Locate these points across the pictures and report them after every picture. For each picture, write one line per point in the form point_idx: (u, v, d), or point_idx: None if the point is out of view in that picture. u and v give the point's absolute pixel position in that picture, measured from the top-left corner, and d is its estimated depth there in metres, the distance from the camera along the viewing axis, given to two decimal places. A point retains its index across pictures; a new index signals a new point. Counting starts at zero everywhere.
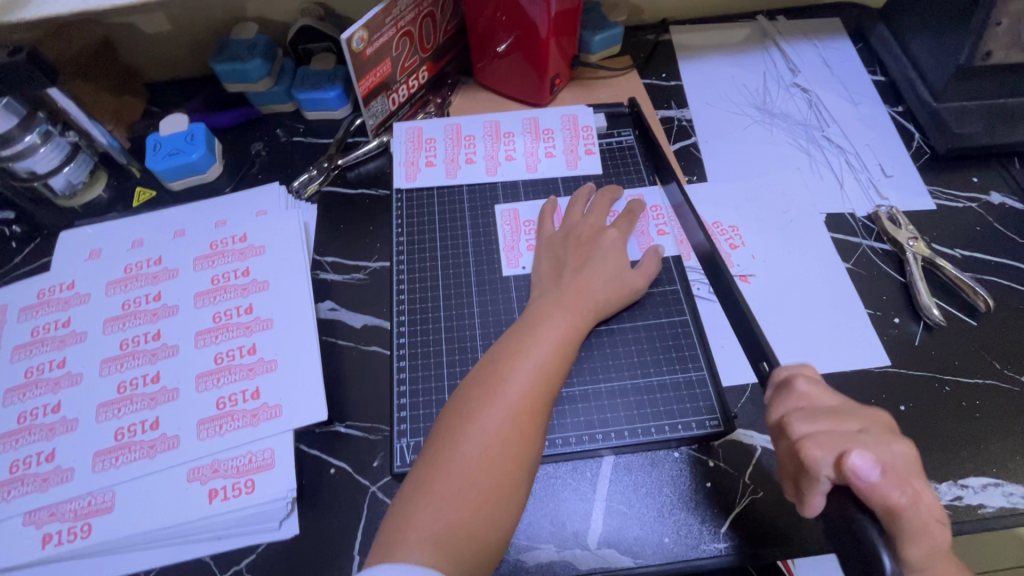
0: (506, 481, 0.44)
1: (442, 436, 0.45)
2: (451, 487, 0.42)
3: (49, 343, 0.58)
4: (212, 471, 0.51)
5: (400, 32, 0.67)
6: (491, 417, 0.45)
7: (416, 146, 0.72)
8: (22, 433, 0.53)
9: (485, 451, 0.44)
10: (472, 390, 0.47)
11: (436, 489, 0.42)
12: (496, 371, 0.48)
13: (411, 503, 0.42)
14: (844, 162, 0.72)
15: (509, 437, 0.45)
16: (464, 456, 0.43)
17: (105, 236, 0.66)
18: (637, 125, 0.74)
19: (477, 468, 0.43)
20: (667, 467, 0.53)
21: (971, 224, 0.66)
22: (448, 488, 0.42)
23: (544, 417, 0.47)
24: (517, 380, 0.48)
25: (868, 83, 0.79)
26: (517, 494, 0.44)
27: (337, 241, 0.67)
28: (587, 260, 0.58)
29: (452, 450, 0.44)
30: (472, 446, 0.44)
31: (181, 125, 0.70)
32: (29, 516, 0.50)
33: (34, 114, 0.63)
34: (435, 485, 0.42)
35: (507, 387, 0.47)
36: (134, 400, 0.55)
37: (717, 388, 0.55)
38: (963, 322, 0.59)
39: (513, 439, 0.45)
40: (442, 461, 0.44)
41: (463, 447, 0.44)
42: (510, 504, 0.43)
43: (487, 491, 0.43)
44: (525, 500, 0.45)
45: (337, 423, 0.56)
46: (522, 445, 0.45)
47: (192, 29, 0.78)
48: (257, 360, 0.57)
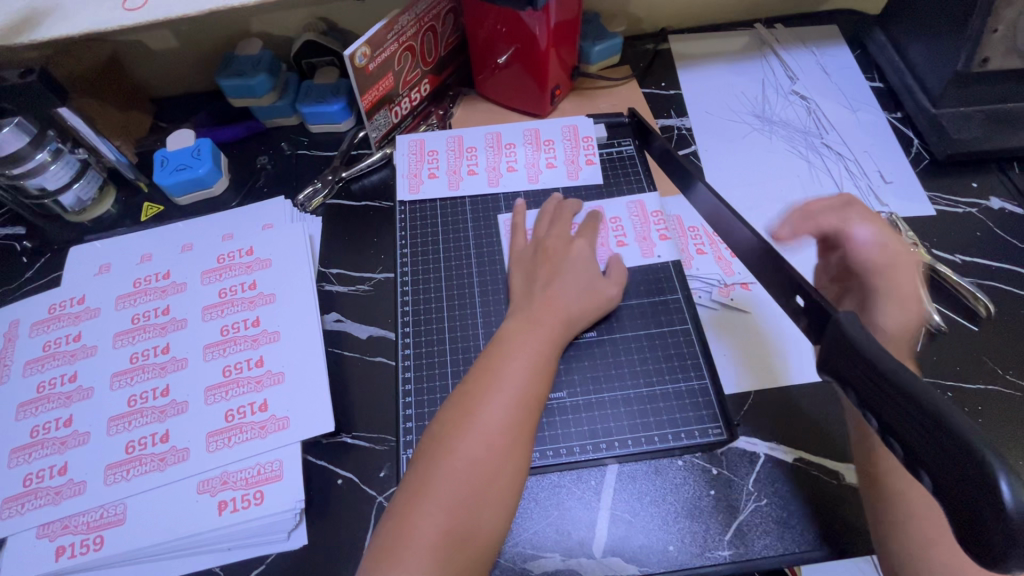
0: (486, 503, 0.44)
1: (419, 463, 0.46)
2: (428, 514, 0.43)
3: (61, 357, 0.59)
4: (221, 483, 0.52)
5: (402, 47, 0.68)
6: (463, 442, 0.45)
7: (419, 159, 0.73)
8: (35, 446, 0.54)
9: (461, 477, 0.44)
10: (446, 414, 0.48)
11: (412, 518, 0.43)
12: (472, 392, 0.49)
13: (391, 531, 0.43)
14: (843, 168, 0.72)
15: (485, 460, 0.45)
16: (440, 482, 0.44)
17: (115, 250, 0.67)
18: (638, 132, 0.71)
19: (455, 494, 0.44)
20: (671, 475, 0.53)
21: (971, 229, 0.66)
22: (426, 514, 0.43)
23: (527, 434, 0.47)
24: (489, 401, 0.47)
25: (867, 90, 0.79)
26: (498, 514, 0.44)
27: (342, 253, 0.68)
28: (585, 270, 0.59)
29: (428, 477, 0.44)
30: (448, 472, 0.44)
31: (188, 141, 0.71)
32: (43, 528, 0.51)
33: (45, 133, 0.64)
34: (412, 513, 0.43)
35: (479, 408, 0.47)
36: (144, 413, 0.55)
37: (719, 396, 0.56)
38: (964, 328, 0.60)
39: (488, 462, 0.45)
40: (418, 488, 0.44)
41: (439, 473, 0.44)
42: (491, 525, 0.44)
43: (466, 514, 0.43)
44: (515, 505, 0.46)
45: (344, 433, 0.57)
46: (499, 466, 0.45)
47: (198, 45, 0.79)
48: (265, 373, 0.58)
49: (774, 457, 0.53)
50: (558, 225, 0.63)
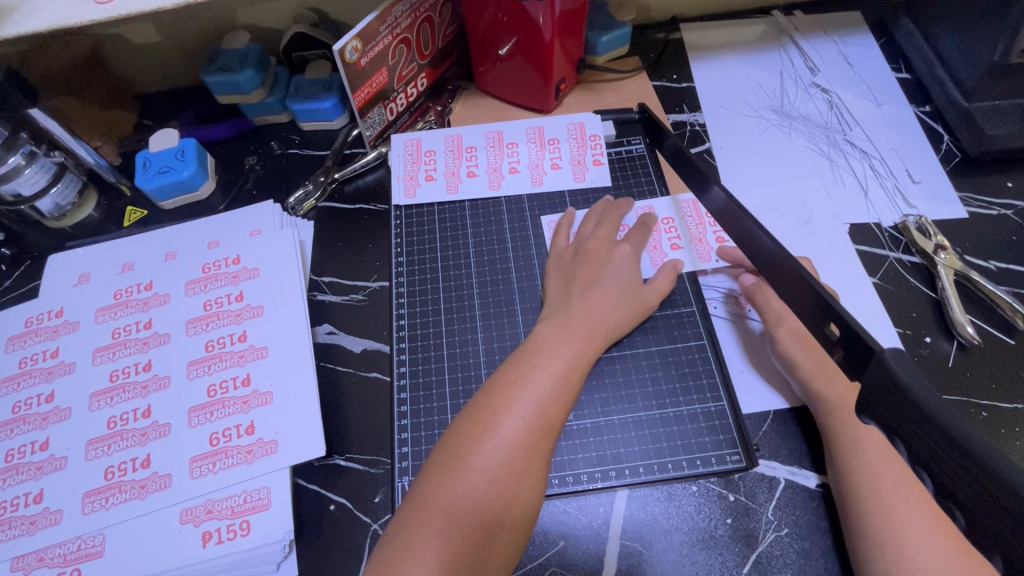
0: (496, 524, 0.41)
1: (430, 472, 0.42)
2: (435, 530, 0.39)
3: (37, 375, 0.56)
4: (206, 512, 0.49)
5: (397, 39, 0.64)
6: (481, 455, 0.42)
7: (415, 159, 0.69)
8: (10, 472, 0.51)
9: (473, 492, 0.41)
10: (465, 422, 0.45)
11: (420, 531, 0.39)
12: (477, 416, 0.45)
13: (393, 546, 0.39)
14: (868, 167, 0.67)
15: (502, 478, 0.42)
16: (450, 496, 0.41)
17: (95, 259, 0.63)
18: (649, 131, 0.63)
19: (464, 511, 0.40)
20: (684, 502, 0.49)
21: (1006, 233, 0.62)
22: (433, 530, 0.39)
23: (534, 464, 0.43)
24: (513, 414, 0.44)
25: (893, 82, 0.75)
26: (508, 538, 0.41)
27: (335, 260, 0.65)
28: (597, 279, 0.55)
29: (439, 488, 0.41)
30: (461, 486, 0.41)
31: (171, 141, 0.67)
32: (17, 561, 0.48)
33: (16, 136, 0.60)
34: (419, 527, 0.40)
35: (501, 421, 0.44)
36: (125, 436, 0.52)
37: (737, 418, 0.52)
38: (1000, 341, 0.56)
39: (506, 480, 0.42)
40: (427, 499, 0.41)
41: (451, 486, 0.41)
42: (500, 549, 0.40)
43: (475, 534, 0.40)
44: (518, 543, 0.42)
45: (336, 455, 0.53)
46: (515, 484, 0.42)
47: (182, 38, 0.75)
48: (252, 392, 0.54)
49: (795, 483, 0.49)
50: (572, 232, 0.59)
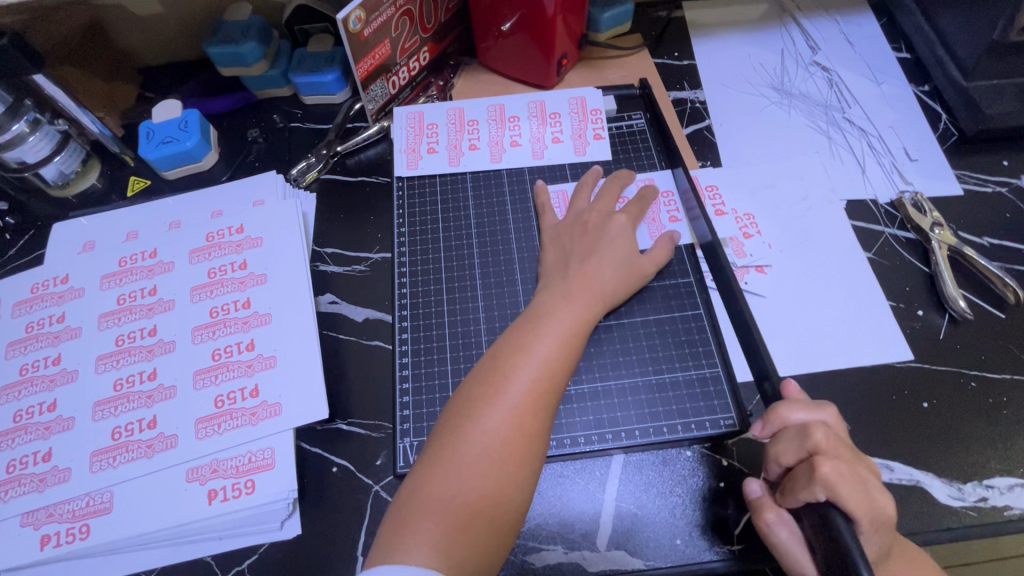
0: (508, 483, 0.42)
1: (442, 436, 0.43)
2: (449, 490, 0.41)
3: (44, 339, 0.57)
4: (211, 471, 0.50)
5: (399, 11, 0.64)
6: (491, 417, 0.43)
7: (418, 132, 0.69)
8: (18, 431, 0.52)
9: (483, 454, 0.42)
10: (473, 387, 0.45)
11: (435, 491, 0.41)
12: (484, 381, 0.45)
13: (408, 507, 0.41)
14: (866, 145, 0.68)
15: (510, 439, 0.43)
16: (462, 457, 0.42)
17: (99, 227, 0.64)
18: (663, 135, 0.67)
19: (475, 472, 0.41)
20: (678, 466, 0.51)
21: (999, 210, 0.63)
22: (447, 490, 0.41)
23: (540, 426, 0.44)
24: (521, 378, 0.45)
25: (893, 61, 0.75)
26: (519, 497, 0.42)
27: (337, 231, 0.65)
28: (595, 247, 0.56)
29: (451, 451, 0.42)
30: (472, 448, 0.42)
31: (174, 111, 0.68)
32: (27, 516, 0.49)
33: (21, 102, 0.60)
34: (433, 488, 0.41)
35: (509, 384, 0.45)
36: (131, 398, 0.53)
37: (731, 384, 0.53)
38: (990, 314, 0.57)
39: (514, 441, 0.43)
40: (440, 460, 0.42)
41: (463, 448, 0.42)
42: (511, 507, 0.42)
43: (487, 493, 0.41)
44: (529, 501, 0.43)
45: (339, 420, 0.55)
46: (526, 444, 0.43)
47: (184, 10, 0.75)
48: (256, 356, 0.55)
49: None
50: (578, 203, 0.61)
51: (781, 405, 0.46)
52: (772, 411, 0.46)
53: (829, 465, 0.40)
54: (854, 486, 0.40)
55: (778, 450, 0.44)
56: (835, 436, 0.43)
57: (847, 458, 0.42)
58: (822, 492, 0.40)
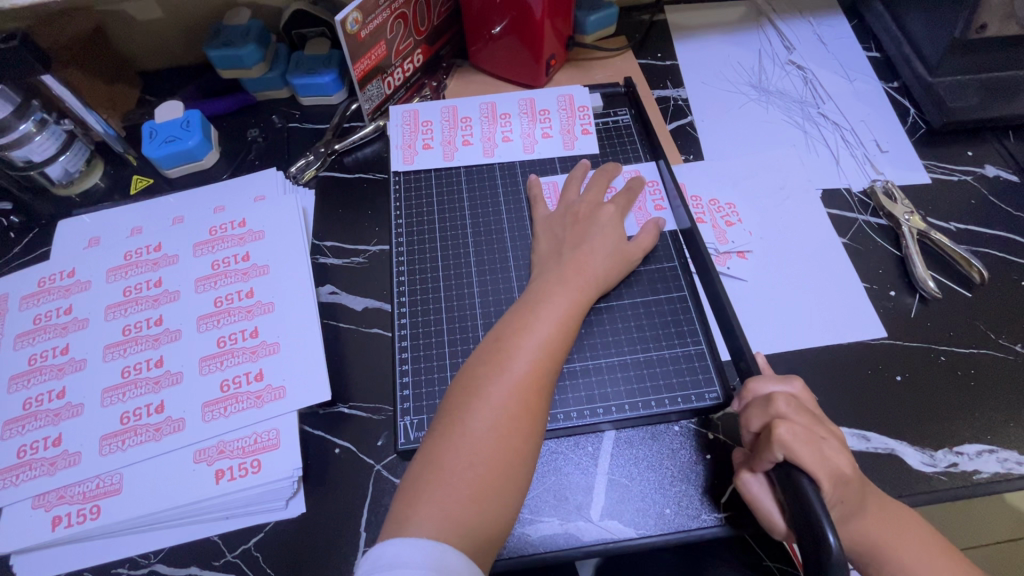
0: (514, 455, 0.44)
1: (449, 413, 0.45)
2: (460, 463, 0.43)
3: (52, 330, 0.58)
4: (218, 452, 0.52)
5: (394, 15, 0.67)
6: (495, 394, 0.45)
7: (413, 129, 0.72)
8: (28, 419, 0.54)
9: (491, 427, 0.44)
10: (477, 367, 0.48)
11: (446, 464, 0.43)
12: (488, 361, 0.48)
13: (420, 479, 0.43)
14: (840, 138, 0.72)
15: (515, 414, 0.45)
16: (471, 432, 0.44)
17: (104, 224, 0.66)
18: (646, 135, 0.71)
19: (484, 445, 0.43)
20: (667, 440, 0.54)
21: (965, 197, 0.66)
22: (457, 463, 0.43)
23: (542, 401, 0.47)
24: (524, 356, 0.48)
25: (863, 60, 0.79)
26: (524, 470, 0.44)
27: (335, 226, 0.68)
28: (584, 234, 0.59)
29: (460, 427, 0.44)
30: (480, 423, 0.44)
31: (176, 112, 0.70)
32: (38, 499, 0.50)
33: (29, 103, 0.63)
34: (444, 461, 0.43)
35: (513, 362, 0.47)
36: (138, 384, 0.55)
37: (715, 361, 0.56)
38: (958, 294, 0.60)
39: (519, 415, 0.45)
40: (449, 436, 0.44)
41: (471, 423, 0.44)
42: (518, 479, 0.44)
43: (495, 466, 0.43)
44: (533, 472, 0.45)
45: (341, 403, 0.57)
46: (530, 419, 0.45)
47: (184, 16, 0.77)
48: (260, 343, 0.57)
49: None
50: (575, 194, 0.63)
51: (752, 381, 0.49)
52: (745, 386, 0.50)
53: (783, 425, 0.42)
54: (810, 444, 0.42)
55: (746, 417, 0.47)
56: (798, 403, 0.46)
57: (808, 421, 0.45)
58: (780, 452, 0.42)
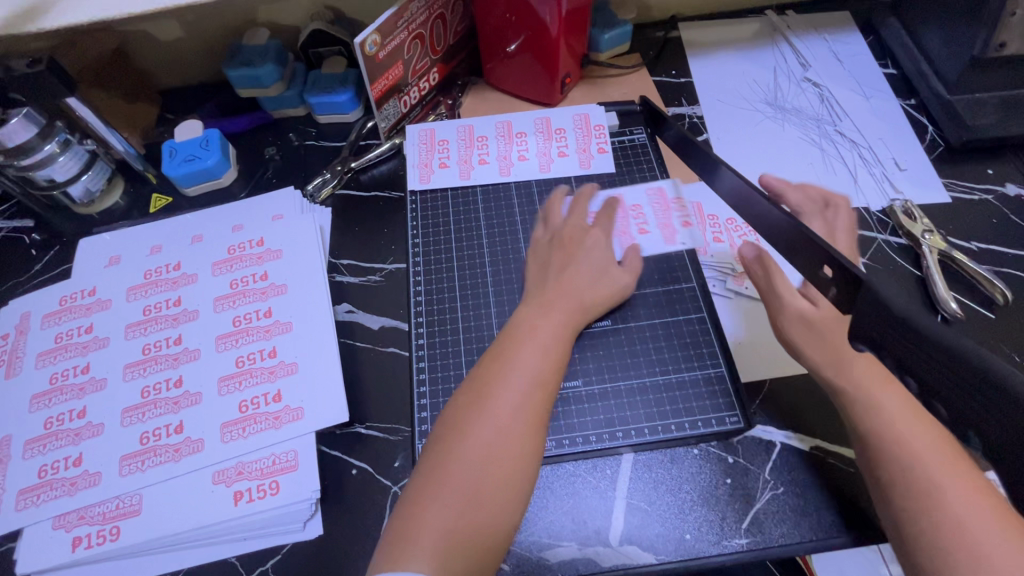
0: (500, 487, 0.43)
1: (433, 446, 0.45)
2: (444, 496, 0.42)
3: (73, 349, 0.59)
4: (237, 473, 0.52)
5: (412, 35, 0.68)
6: (476, 424, 0.45)
7: (429, 148, 0.72)
8: (50, 438, 0.54)
9: (475, 459, 0.43)
10: (460, 398, 0.47)
11: (428, 498, 0.42)
12: (473, 392, 0.47)
13: (403, 514, 0.42)
14: (857, 156, 0.71)
15: (499, 445, 0.44)
16: (453, 464, 0.43)
17: (125, 242, 0.66)
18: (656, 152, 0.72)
19: (468, 477, 0.43)
20: (687, 464, 0.53)
21: (986, 217, 0.66)
22: (438, 496, 0.42)
23: (529, 429, 0.46)
24: (507, 385, 0.47)
25: (879, 76, 0.79)
26: (510, 500, 0.43)
27: (352, 244, 0.68)
28: (597, 257, 0.58)
29: (444, 460, 0.44)
30: (462, 456, 0.44)
31: (196, 131, 0.71)
32: (59, 519, 0.51)
33: (52, 124, 0.63)
34: (427, 495, 0.42)
35: (495, 391, 0.47)
36: (158, 404, 0.55)
37: (736, 384, 0.55)
38: (981, 315, 0.59)
39: (503, 446, 0.44)
40: (430, 469, 0.44)
41: (453, 456, 0.44)
42: (507, 511, 0.43)
43: (478, 498, 0.42)
44: (524, 504, 0.44)
45: (358, 424, 0.57)
46: (516, 449, 0.45)
47: (204, 36, 0.79)
48: (278, 363, 0.57)
49: (790, 445, 0.53)
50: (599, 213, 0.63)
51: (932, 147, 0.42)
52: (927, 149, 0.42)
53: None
54: None
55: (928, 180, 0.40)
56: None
57: None
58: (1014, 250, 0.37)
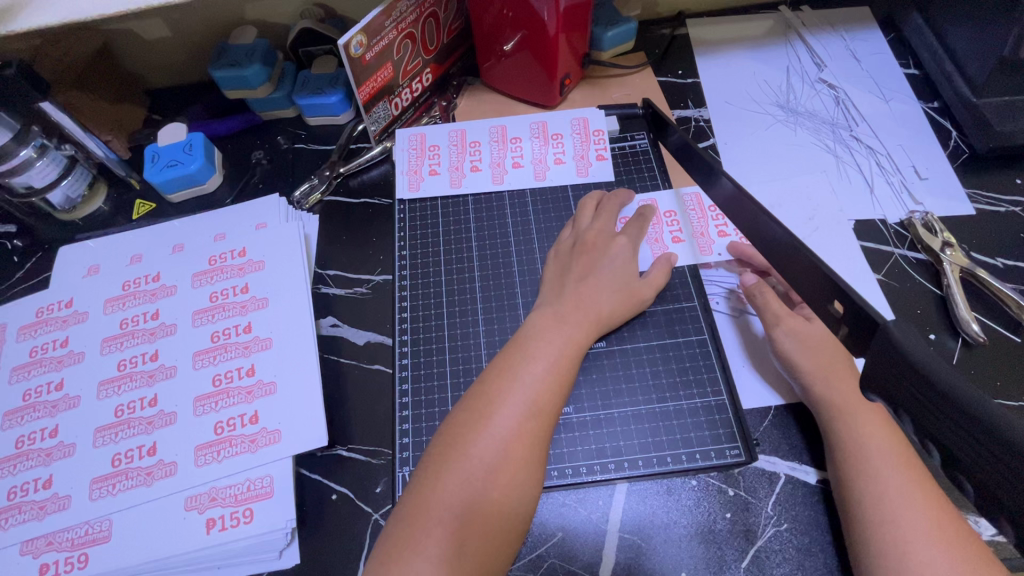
0: (497, 512, 0.41)
1: (429, 464, 0.42)
2: (437, 520, 0.40)
3: (47, 364, 0.57)
4: (210, 500, 0.50)
5: (402, 35, 0.64)
6: (478, 444, 0.42)
7: (419, 154, 0.69)
8: (20, 458, 0.52)
9: (473, 481, 0.41)
10: (459, 413, 0.45)
11: (420, 522, 0.40)
12: (474, 409, 0.44)
13: (395, 538, 0.39)
14: (874, 163, 0.67)
15: (499, 468, 0.41)
16: (449, 485, 0.41)
17: (105, 251, 0.64)
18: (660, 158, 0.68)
19: (464, 501, 0.40)
20: (683, 495, 0.50)
21: (1013, 231, 0.61)
22: (433, 520, 0.40)
23: (533, 452, 0.43)
24: (509, 403, 0.44)
25: (900, 77, 0.74)
26: (509, 525, 0.41)
27: (338, 254, 0.65)
28: (594, 268, 0.55)
29: (439, 481, 0.41)
30: (459, 478, 0.41)
31: (179, 134, 0.68)
32: (26, 545, 0.49)
33: (28, 129, 0.61)
34: (419, 518, 0.40)
35: (497, 410, 0.44)
36: (131, 424, 0.53)
37: (737, 413, 0.52)
38: (1006, 339, 0.55)
39: (503, 469, 0.41)
40: (426, 489, 0.41)
41: (449, 477, 0.41)
42: (504, 536, 0.41)
43: (478, 522, 0.40)
44: (522, 528, 0.42)
45: (339, 446, 0.54)
46: (512, 475, 0.42)
47: (190, 35, 0.76)
48: (256, 382, 0.55)
49: (796, 479, 0.49)
50: (601, 218, 0.60)
51: None
52: None
53: None
54: None
55: None
56: None
57: None
58: None
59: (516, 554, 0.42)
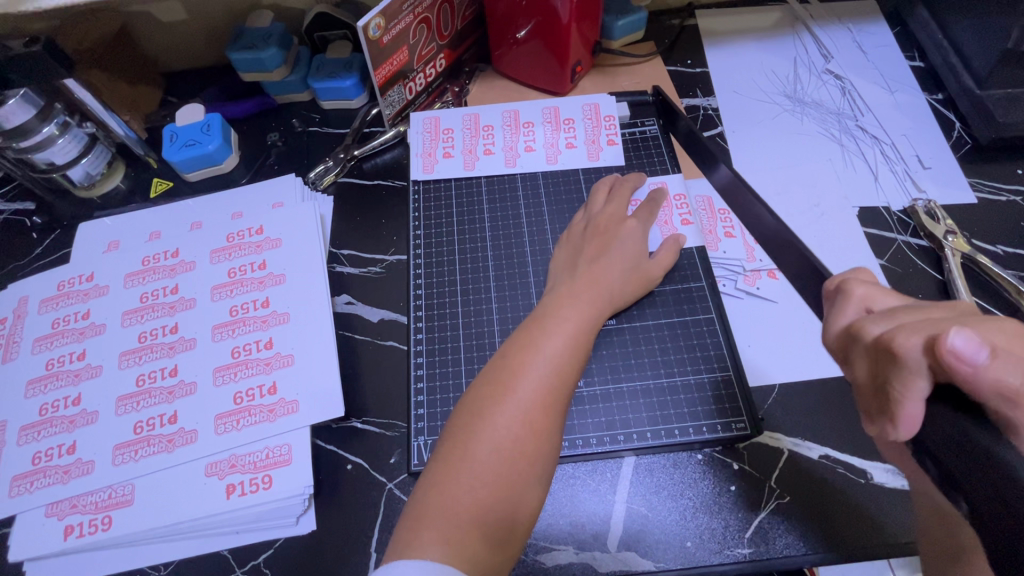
0: (521, 480, 0.42)
1: (455, 433, 0.44)
2: (464, 487, 0.41)
3: (69, 335, 0.58)
4: (229, 466, 0.51)
5: (417, 19, 0.65)
6: (503, 414, 0.43)
7: (433, 137, 0.71)
8: (44, 424, 0.54)
9: (498, 450, 0.42)
10: (482, 387, 0.45)
11: (448, 489, 0.41)
12: (496, 381, 0.46)
13: (424, 503, 0.41)
14: (879, 152, 0.68)
15: (522, 437, 0.43)
16: (474, 455, 0.42)
17: (124, 228, 0.66)
18: (669, 144, 0.69)
19: (490, 468, 0.41)
20: (689, 469, 0.51)
21: (1014, 219, 0.63)
22: (462, 485, 0.41)
23: (552, 422, 0.44)
24: (530, 376, 0.45)
25: (905, 69, 0.75)
26: (531, 491, 0.42)
27: (353, 234, 0.66)
28: (606, 249, 0.56)
29: (464, 450, 0.42)
30: (484, 447, 0.42)
31: (197, 115, 0.69)
32: (52, 507, 0.50)
33: (51, 106, 0.62)
34: (447, 485, 0.41)
35: (519, 382, 0.45)
36: (153, 393, 0.55)
37: (743, 388, 0.54)
38: None
39: (525, 438, 0.43)
40: (454, 457, 0.42)
41: (474, 446, 0.42)
42: (526, 504, 0.42)
43: (502, 489, 0.41)
44: (543, 495, 0.43)
45: (354, 418, 0.55)
46: (533, 444, 0.43)
47: (206, 19, 0.77)
48: (274, 355, 0.56)
49: (799, 453, 0.51)
50: (614, 202, 0.61)
51: None
52: None
53: None
54: None
55: None
56: None
57: None
58: None
59: (536, 518, 0.44)
